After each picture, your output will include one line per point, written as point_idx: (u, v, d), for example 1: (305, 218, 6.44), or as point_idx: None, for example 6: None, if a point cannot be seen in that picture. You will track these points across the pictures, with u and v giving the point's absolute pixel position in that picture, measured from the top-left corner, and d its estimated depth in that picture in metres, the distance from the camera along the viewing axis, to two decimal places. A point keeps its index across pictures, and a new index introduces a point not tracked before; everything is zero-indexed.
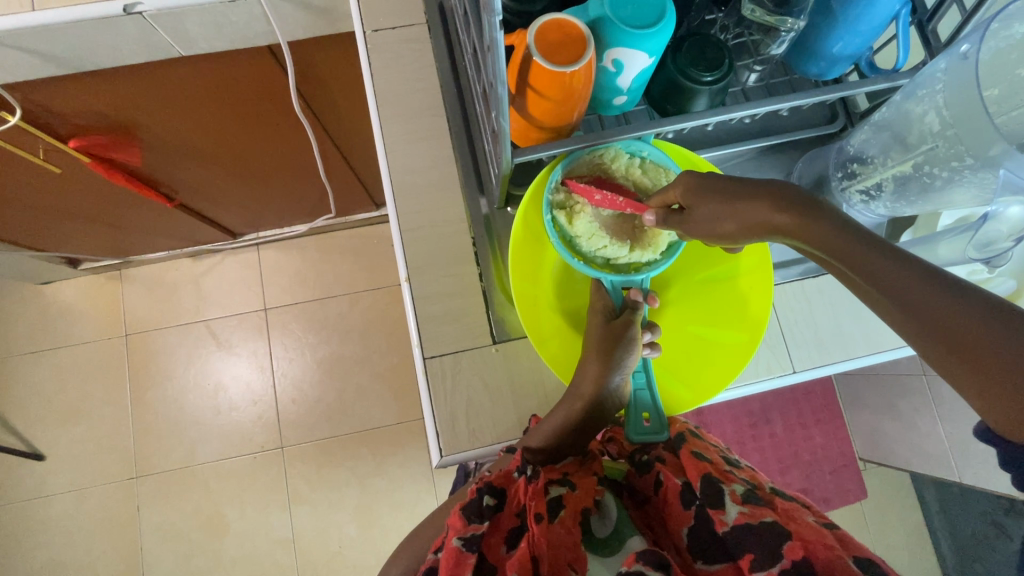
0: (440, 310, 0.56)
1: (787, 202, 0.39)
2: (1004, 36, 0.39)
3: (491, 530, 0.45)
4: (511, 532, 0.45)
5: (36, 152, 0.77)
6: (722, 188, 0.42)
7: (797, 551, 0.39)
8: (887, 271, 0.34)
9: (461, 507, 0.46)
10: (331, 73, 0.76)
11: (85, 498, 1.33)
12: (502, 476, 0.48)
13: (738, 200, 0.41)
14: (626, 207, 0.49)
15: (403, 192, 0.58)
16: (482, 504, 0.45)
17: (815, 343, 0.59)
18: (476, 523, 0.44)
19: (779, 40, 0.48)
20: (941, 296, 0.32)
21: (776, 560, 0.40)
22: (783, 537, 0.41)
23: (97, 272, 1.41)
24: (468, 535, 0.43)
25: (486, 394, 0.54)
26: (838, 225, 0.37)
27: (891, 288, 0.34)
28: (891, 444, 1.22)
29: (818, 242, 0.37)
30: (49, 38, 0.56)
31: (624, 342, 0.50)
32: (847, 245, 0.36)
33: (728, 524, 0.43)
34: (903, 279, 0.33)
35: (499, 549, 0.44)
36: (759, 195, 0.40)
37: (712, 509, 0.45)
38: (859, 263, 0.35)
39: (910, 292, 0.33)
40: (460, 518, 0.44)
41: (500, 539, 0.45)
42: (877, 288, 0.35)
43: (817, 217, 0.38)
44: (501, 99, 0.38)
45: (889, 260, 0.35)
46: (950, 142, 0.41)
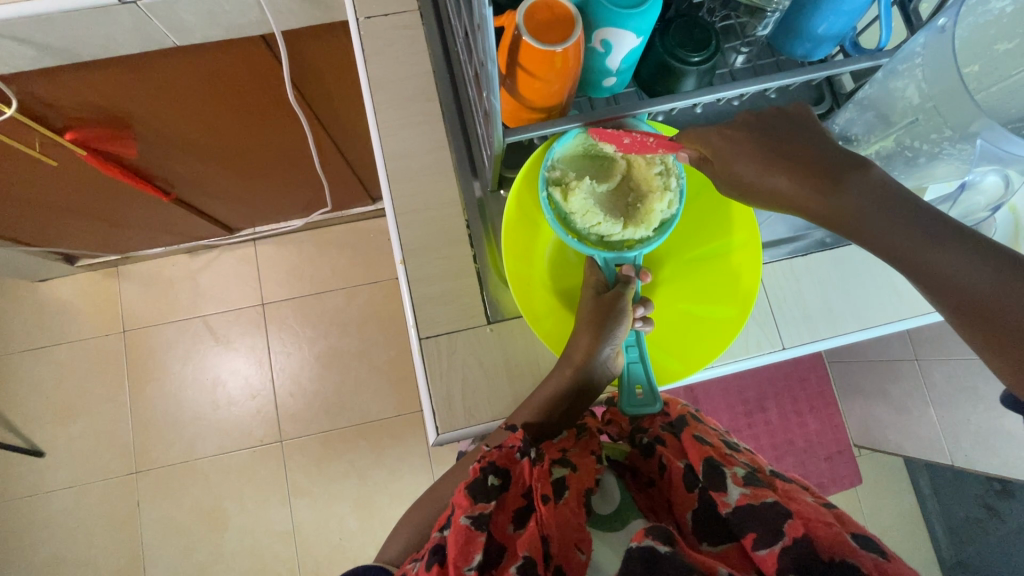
0: (435, 291, 0.57)
1: (817, 175, 0.39)
2: (983, 11, 0.41)
3: (498, 509, 0.46)
4: (517, 511, 0.46)
5: (32, 145, 0.78)
6: (753, 159, 0.43)
7: (798, 528, 0.40)
8: (916, 243, 0.35)
9: (466, 486, 0.46)
10: (326, 63, 0.77)
11: (85, 494, 1.33)
12: (504, 456, 0.48)
13: (771, 170, 0.42)
14: (658, 146, 0.48)
15: (397, 176, 0.59)
16: (487, 484, 0.46)
17: (804, 320, 0.60)
18: (482, 502, 0.45)
19: (764, 22, 0.51)
20: (975, 267, 0.34)
21: (778, 538, 0.40)
22: (784, 516, 0.41)
23: (94, 268, 1.41)
24: (476, 514, 0.44)
25: (482, 373, 0.55)
26: (870, 196, 0.37)
27: (923, 261, 0.35)
28: (884, 429, 1.23)
29: (848, 212, 0.38)
30: (46, 27, 0.56)
31: (616, 316, 0.51)
32: (877, 216, 0.37)
33: (729, 505, 0.44)
34: (939, 251, 0.34)
35: (506, 528, 0.45)
36: (790, 167, 0.41)
37: (714, 491, 0.46)
38: (889, 237, 0.36)
39: (936, 262, 0.35)
40: (466, 496, 0.45)
41: (507, 518, 0.45)
42: (909, 262, 0.36)
43: (847, 189, 0.38)
44: (491, 78, 0.38)
45: (920, 231, 0.35)
46: (930, 115, 0.42)
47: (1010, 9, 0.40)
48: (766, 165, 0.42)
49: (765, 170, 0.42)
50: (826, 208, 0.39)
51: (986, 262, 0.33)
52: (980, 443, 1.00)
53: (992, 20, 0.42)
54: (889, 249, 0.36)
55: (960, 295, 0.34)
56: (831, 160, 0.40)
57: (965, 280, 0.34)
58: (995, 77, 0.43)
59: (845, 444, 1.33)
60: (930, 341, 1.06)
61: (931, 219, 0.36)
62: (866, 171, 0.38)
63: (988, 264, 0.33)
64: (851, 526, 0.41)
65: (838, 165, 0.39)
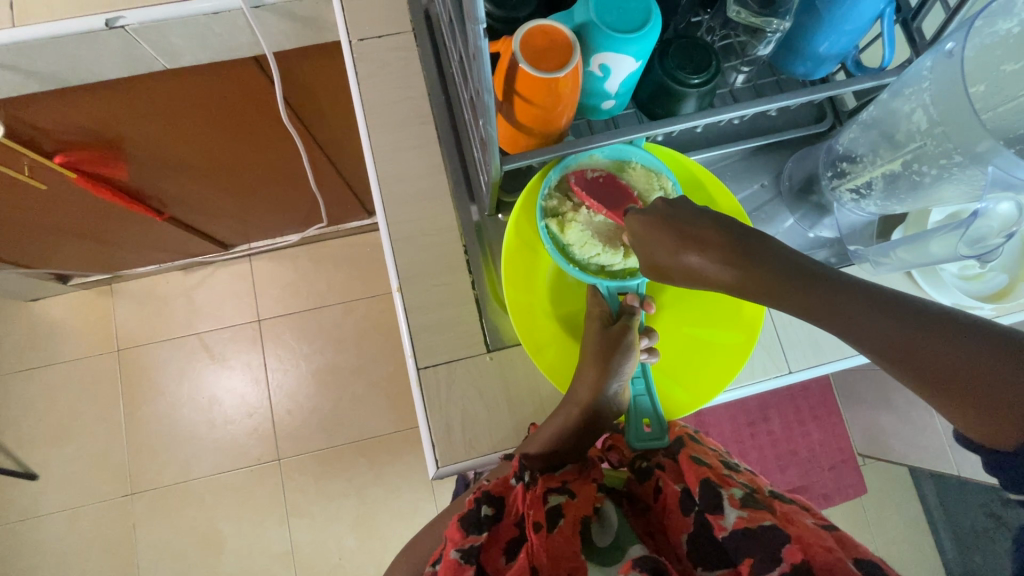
0: (434, 319, 0.55)
1: (724, 246, 0.42)
2: (989, 34, 0.40)
3: (490, 541, 0.45)
4: (509, 543, 0.45)
5: (21, 169, 0.76)
6: (666, 235, 0.45)
7: (796, 554, 0.39)
8: (833, 302, 0.38)
9: (459, 517, 0.45)
10: (319, 83, 0.76)
11: (80, 517, 1.31)
12: (501, 484, 0.47)
13: (686, 240, 0.44)
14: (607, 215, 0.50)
15: (393, 201, 0.58)
16: (480, 515, 0.45)
17: (810, 343, 0.59)
18: (474, 535, 0.44)
19: (766, 40, 0.49)
20: (898, 323, 0.36)
21: (776, 563, 0.39)
22: (781, 541, 0.40)
23: (87, 287, 1.39)
24: (466, 547, 0.43)
25: (482, 403, 0.54)
26: (779, 266, 0.40)
27: (849, 324, 0.38)
28: (889, 439, 1.22)
29: (759, 285, 0.41)
30: (30, 53, 0.55)
31: (624, 350, 0.49)
32: (788, 288, 0.40)
33: (726, 529, 0.43)
34: (863, 313, 0.37)
35: (497, 561, 0.44)
36: (704, 237, 0.43)
37: (711, 514, 0.45)
38: (798, 297, 0.39)
39: (866, 326, 0.37)
40: (458, 529, 0.44)
41: (499, 550, 0.44)
42: (838, 328, 0.38)
43: (755, 262, 0.41)
44: (488, 107, 0.37)
45: (842, 300, 0.38)
46: (938, 140, 0.41)
47: (1017, 29, 0.39)
48: (683, 231, 0.44)
49: (681, 246, 0.44)
50: (741, 278, 0.41)
51: (911, 318, 0.36)
52: None
53: (999, 41, 0.41)
54: (813, 315, 0.39)
55: (892, 348, 0.36)
56: (733, 232, 0.43)
57: (892, 337, 0.36)
58: (1002, 97, 0.42)
59: (848, 454, 1.32)
60: None
61: (852, 285, 0.38)
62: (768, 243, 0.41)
63: (905, 319, 0.36)
64: (853, 551, 0.40)
65: (739, 238, 0.42)
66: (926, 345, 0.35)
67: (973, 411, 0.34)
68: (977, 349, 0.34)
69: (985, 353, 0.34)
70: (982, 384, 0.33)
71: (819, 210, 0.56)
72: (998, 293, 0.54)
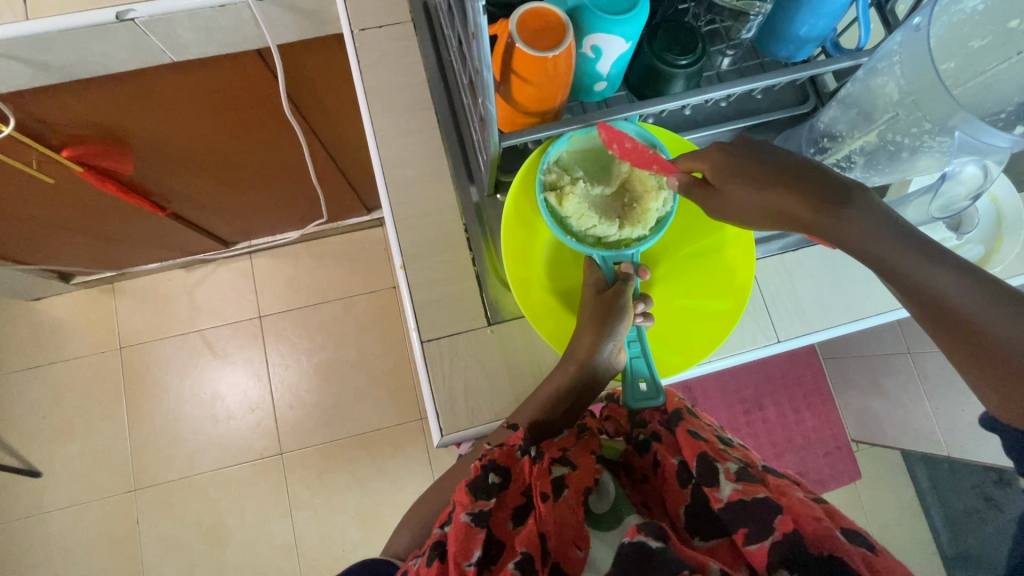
0: (436, 295, 0.57)
1: (819, 194, 0.39)
2: (955, 11, 0.44)
3: (498, 507, 0.47)
4: (517, 508, 0.47)
5: (29, 163, 0.78)
6: (758, 180, 0.42)
7: (788, 524, 0.41)
8: (917, 265, 0.37)
9: (467, 483, 0.47)
10: (321, 77, 0.78)
11: (84, 513, 1.32)
12: (505, 454, 0.49)
13: (769, 187, 0.41)
14: (654, 162, 0.50)
15: (395, 184, 0.60)
16: (488, 481, 0.47)
17: (797, 313, 0.61)
18: (483, 500, 0.46)
19: (749, 24, 0.51)
20: (974, 293, 0.36)
21: (769, 534, 0.41)
22: (775, 511, 0.42)
23: (89, 286, 1.41)
24: (477, 511, 0.45)
25: (483, 374, 0.56)
26: (871, 219, 0.38)
27: (926, 288, 0.37)
28: (881, 423, 1.25)
29: (848, 231, 0.38)
30: (43, 46, 0.57)
31: (618, 313, 0.51)
32: (880, 239, 0.38)
33: (722, 501, 0.45)
34: (943, 279, 0.36)
35: (505, 525, 0.46)
36: (792, 182, 0.40)
37: (707, 487, 0.46)
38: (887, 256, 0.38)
39: (940, 292, 0.37)
40: (467, 494, 0.46)
41: (507, 515, 0.47)
42: (913, 290, 0.37)
43: (848, 210, 0.38)
44: (487, 84, 0.40)
45: (926, 262, 0.37)
46: (909, 110, 0.44)
47: (980, 7, 0.43)
48: (765, 182, 0.41)
49: (768, 189, 0.41)
50: (830, 229, 0.39)
51: (987, 293, 0.36)
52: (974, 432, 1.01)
53: (965, 18, 0.44)
54: (892, 274, 0.38)
55: (952, 318, 0.36)
56: (826, 182, 0.40)
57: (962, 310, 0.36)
58: (971, 73, 0.45)
59: (842, 440, 1.34)
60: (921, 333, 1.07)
61: (932, 249, 0.37)
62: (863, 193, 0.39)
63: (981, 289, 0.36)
64: (840, 522, 0.42)
65: (833, 186, 0.39)
66: (994, 323, 0.35)
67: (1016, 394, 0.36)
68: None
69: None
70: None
71: None
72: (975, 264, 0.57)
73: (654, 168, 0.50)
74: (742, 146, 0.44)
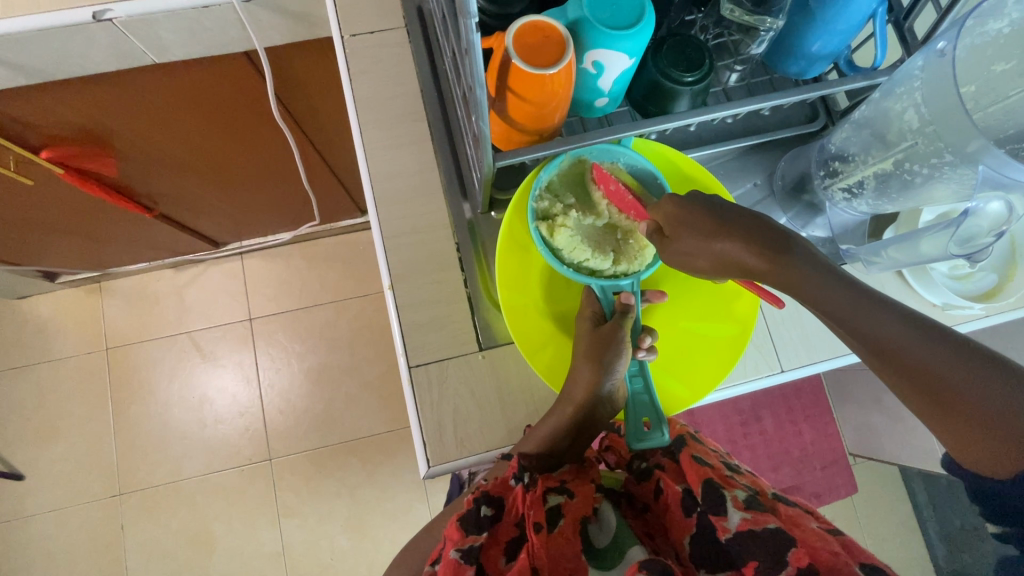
0: (426, 317, 0.55)
1: (761, 244, 0.41)
2: (979, 33, 0.41)
3: (490, 542, 0.45)
4: (509, 542, 0.45)
5: (7, 164, 0.75)
6: (703, 219, 0.43)
7: (802, 558, 0.39)
8: (851, 304, 0.38)
9: (457, 518, 0.45)
10: (312, 79, 0.75)
11: (67, 517, 1.29)
12: (499, 485, 0.47)
13: (715, 237, 0.42)
14: (631, 207, 0.50)
15: (385, 199, 0.57)
16: (479, 515, 0.45)
17: (803, 343, 0.58)
18: (473, 534, 0.43)
19: (759, 40, 0.49)
20: (910, 332, 0.36)
21: (782, 568, 0.39)
22: (787, 545, 0.40)
23: (76, 285, 1.37)
24: (466, 547, 0.42)
25: (474, 402, 0.53)
26: (813, 269, 0.40)
27: (870, 333, 0.37)
28: (879, 437, 1.23)
29: (791, 281, 0.40)
30: (16, 47, 0.54)
31: (615, 347, 0.48)
32: (824, 290, 0.39)
33: (730, 531, 0.43)
34: (887, 325, 0.36)
35: (498, 561, 0.44)
36: (736, 232, 0.42)
37: (714, 516, 0.45)
38: (821, 297, 0.39)
39: (878, 332, 0.36)
40: (457, 529, 0.44)
41: (499, 551, 0.44)
42: (856, 335, 0.37)
43: (791, 259, 0.40)
44: (480, 103, 0.37)
45: (866, 307, 0.37)
46: (929, 139, 0.42)
47: (1007, 30, 0.40)
48: (706, 234, 0.43)
49: (712, 232, 0.43)
50: (776, 278, 0.41)
51: (923, 333, 0.35)
52: None
53: (989, 41, 0.41)
54: (837, 319, 0.38)
55: (903, 365, 0.35)
56: (766, 229, 0.42)
57: (910, 355, 0.35)
58: (991, 98, 0.43)
59: (840, 453, 1.33)
60: None
61: (865, 291, 0.38)
62: (800, 245, 0.41)
63: (918, 328, 0.36)
64: (858, 555, 0.40)
65: (772, 237, 0.41)
66: (934, 361, 0.34)
67: (987, 446, 0.32)
68: (990, 381, 0.33)
69: (994, 387, 0.33)
70: (995, 419, 0.32)
71: (811, 209, 0.56)
72: (989, 293, 0.55)
73: (631, 214, 0.50)
74: (692, 198, 0.45)
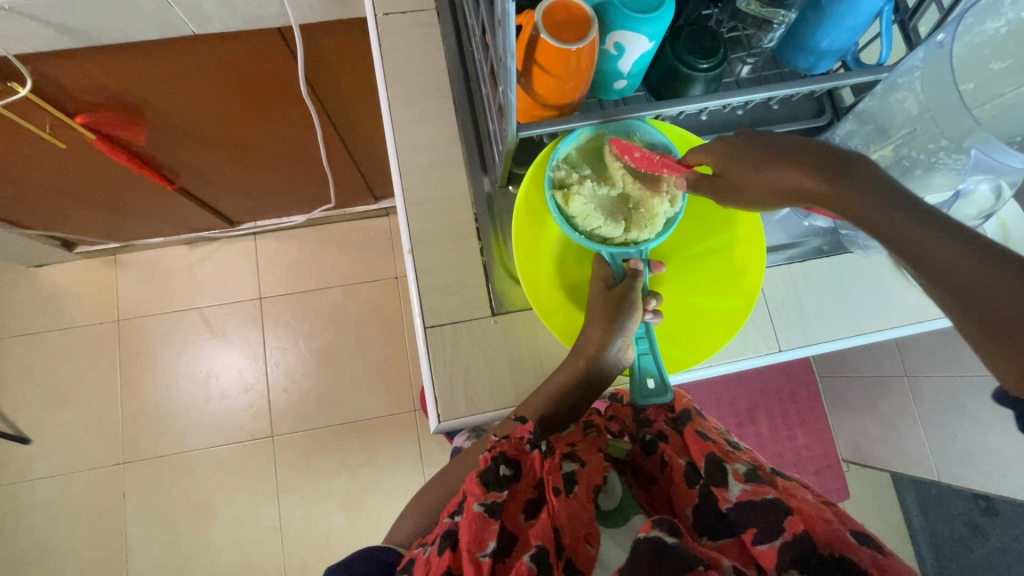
0: (442, 282, 0.57)
1: (821, 167, 0.39)
2: (978, 32, 0.44)
3: (510, 499, 0.46)
4: (529, 501, 0.47)
5: (42, 127, 0.78)
6: (756, 151, 0.43)
7: (798, 525, 0.41)
8: (913, 230, 0.36)
9: (478, 474, 0.47)
10: (341, 59, 0.78)
11: (71, 482, 1.31)
12: (514, 446, 0.49)
13: (771, 166, 0.41)
14: (663, 165, 0.50)
15: (409, 169, 0.60)
16: (499, 474, 0.47)
17: (800, 325, 0.61)
18: (494, 491, 0.46)
19: (770, 33, 0.52)
20: (975, 260, 0.34)
21: (778, 534, 0.41)
22: (784, 512, 0.42)
23: (92, 256, 1.40)
24: (489, 502, 0.45)
25: (485, 364, 0.56)
26: (875, 193, 0.37)
27: (932, 260, 0.35)
28: (873, 444, 1.24)
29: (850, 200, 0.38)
30: (67, 9, 0.57)
31: (627, 308, 0.52)
32: (886, 213, 0.37)
33: (730, 501, 0.45)
34: (951, 252, 0.35)
35: (517, 518, 0.46)
36: (797, 157, 0.40)
37: (716, 487, 0.47)
38: (882, 224, 0.37)
39: (938, 259, 0.35)
40: (479, 485, 0.46)
41: (518, 508, 0.46)
42: (914, 260, 0.36)
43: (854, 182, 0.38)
44: (510, 72, 0.40)
45: (930, 232, 0.35)
46: (927, 125, 0.44)
47: (1004, 29, 0.43)
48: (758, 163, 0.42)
49: (769, 162, 0.42)
50: (835, 202, 0.39)
51: (991, 261, 0.34)
52: (965, 461, 1.01)
53: (987, 40, 0.44)
54: (896, 245, 0.37)
55: (964, 291, 0.34)
56: (828, 153, 0.40)
57: (972, 280, 0.34)
58: (989, 95, 0.46)
59: (833, 458, 1.34)
60: (920, 357, 1.07)
61: (929, 215, 0.36)
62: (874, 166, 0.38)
63: (985, 256, 0.34)
64: (849, 524, 0.42)
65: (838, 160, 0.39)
66: (998, 291, 0.33)
67: None
68: None
69: None
70: None
71: None
72: None
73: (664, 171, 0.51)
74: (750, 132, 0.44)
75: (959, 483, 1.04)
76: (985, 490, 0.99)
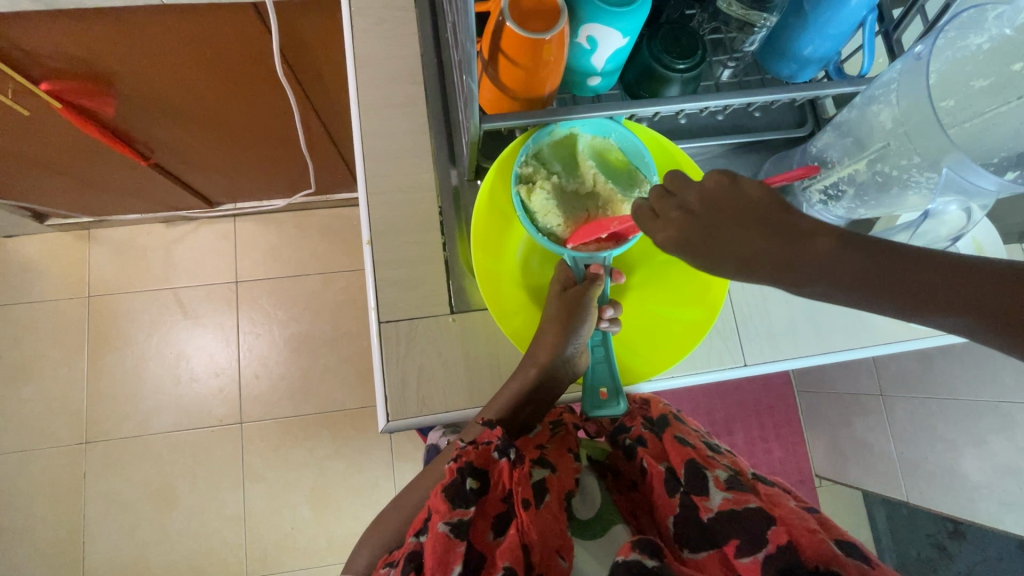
0: (402, 276, 0.55)
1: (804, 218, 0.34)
2: (960, 46, 0.44)
3: (478, 514, 0.45)
4: (497, 517, 0.45)
5: (3, 91, 0.75)
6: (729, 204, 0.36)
7: (782, 536, 0.39)
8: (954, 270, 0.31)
9: (443, 488, 0.45)
10: (317, 39, 0.76)
11: (30, 461, 1.28)
12: (482, 456, 0.47)
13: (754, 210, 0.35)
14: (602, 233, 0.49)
15: (374, 156, 0.58)
16: (465, 488, 0.45)
17: (767, 339, 0.59)
18: (461, 508, 0.44)
19: (752, 37, 0.50)
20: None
21: (763, 546, 0.39)
22: (768, 522, 0.40)
23: (64, 229, 1.37)
24: (455, 521, 0.43)
25: (439, 362, 0.54)
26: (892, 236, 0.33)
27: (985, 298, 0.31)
28: (846, 462, 1.23)
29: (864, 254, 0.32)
30: None
31: (580, 313, 0.51)
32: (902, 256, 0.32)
33: (712, 510, 0.44)
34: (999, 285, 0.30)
35: (485, 535, 0.44)
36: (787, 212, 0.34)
37: (696, 495, 0.45)
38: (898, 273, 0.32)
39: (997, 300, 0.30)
40: (444, 501, 0.44)
41: (487, 525, 0.45)
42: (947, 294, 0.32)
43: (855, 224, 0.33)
44: (472, 57, 0.38)
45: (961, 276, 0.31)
46: (901, 140, 0.44)
47: (986, 45, 0.44)
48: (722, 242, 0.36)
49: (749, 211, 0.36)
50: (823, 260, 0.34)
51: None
52: (936, 484, 1.00)
53: (969, 56, 0.44)
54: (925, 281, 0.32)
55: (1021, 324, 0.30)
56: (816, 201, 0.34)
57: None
58: (967, 114, 0.45)
59: (807, 474, 1.34)
60: (896, 377, 1.07)
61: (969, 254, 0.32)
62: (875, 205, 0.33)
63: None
64: (834, 533, 0.40)
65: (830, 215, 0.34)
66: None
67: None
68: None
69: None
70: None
71: None
72: None
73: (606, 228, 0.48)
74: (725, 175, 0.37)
75: (926, 504, 1.04)
76: (950, 512, 0.99)
